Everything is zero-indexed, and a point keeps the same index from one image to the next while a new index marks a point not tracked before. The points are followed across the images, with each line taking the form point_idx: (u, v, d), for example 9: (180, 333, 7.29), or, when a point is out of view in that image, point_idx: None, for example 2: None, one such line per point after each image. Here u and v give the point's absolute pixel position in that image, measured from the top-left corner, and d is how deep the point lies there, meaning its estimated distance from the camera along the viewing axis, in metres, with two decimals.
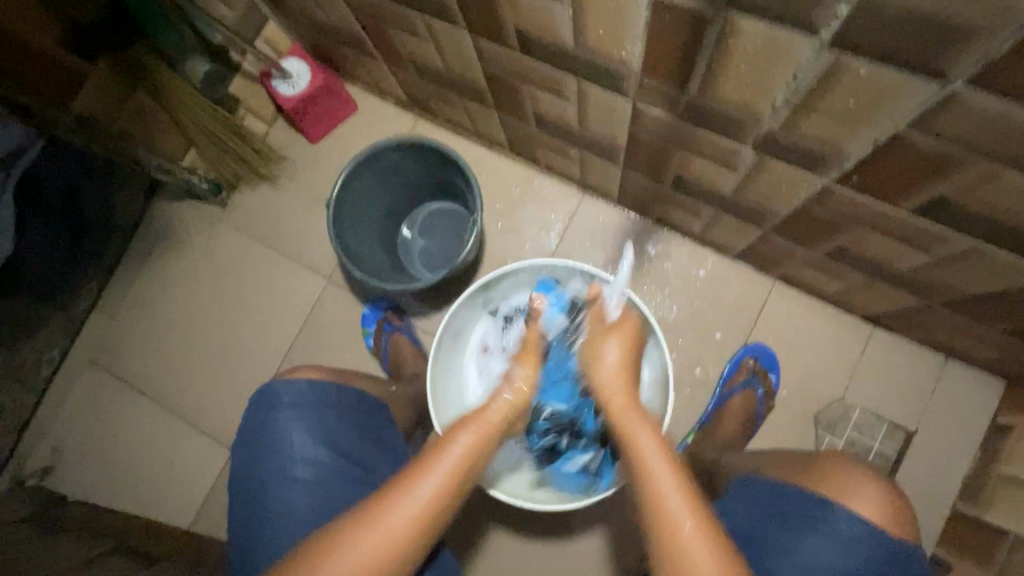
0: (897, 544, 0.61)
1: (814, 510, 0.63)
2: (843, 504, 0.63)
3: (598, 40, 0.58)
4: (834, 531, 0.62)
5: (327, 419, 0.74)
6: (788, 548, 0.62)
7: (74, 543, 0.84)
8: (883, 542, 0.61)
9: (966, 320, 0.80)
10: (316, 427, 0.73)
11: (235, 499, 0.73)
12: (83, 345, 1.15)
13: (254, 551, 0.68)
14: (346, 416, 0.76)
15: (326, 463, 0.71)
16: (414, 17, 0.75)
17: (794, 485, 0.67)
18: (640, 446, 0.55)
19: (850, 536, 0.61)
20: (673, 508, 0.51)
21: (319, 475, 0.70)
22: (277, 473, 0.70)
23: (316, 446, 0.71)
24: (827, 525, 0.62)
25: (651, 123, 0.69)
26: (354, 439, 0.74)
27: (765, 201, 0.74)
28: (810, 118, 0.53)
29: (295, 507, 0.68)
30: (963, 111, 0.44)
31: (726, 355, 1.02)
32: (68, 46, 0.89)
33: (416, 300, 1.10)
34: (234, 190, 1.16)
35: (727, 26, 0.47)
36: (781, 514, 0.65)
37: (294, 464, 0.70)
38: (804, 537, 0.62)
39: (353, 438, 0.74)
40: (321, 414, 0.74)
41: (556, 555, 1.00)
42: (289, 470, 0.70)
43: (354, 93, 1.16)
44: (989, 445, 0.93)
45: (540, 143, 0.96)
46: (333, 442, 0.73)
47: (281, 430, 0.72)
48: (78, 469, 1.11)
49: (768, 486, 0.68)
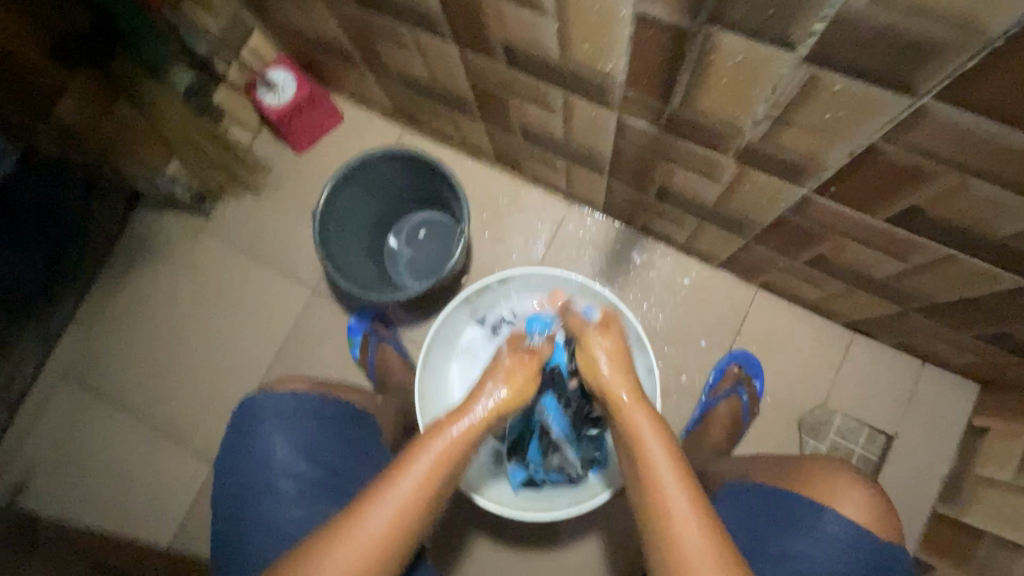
0: (877, 545, 0.63)
1: (806, 513, 0.65)
2: (833, 508, 0.65)
3: (584, 54, 0.59)
4: (823, 534, 0.64)
5: (312, 432, 0.73)
6: (780, 549, 0.64)
7: (47, 565, 0.81)
8: (864, 540, 0.63)
9: (941, 325, 0.83)
10: (300, 440, 0.72)
11: (217, 519, 0.71)
12: (58, 359, 1.13)
13: (239, 567, 0.66)
14: (332, 429, 0.74)
15: (311, 477, 0.70)
16: (402, 30, 0.76)
17: (783, 488, 0.69)
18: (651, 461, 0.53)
19: (833, 537, 0.63)
20: (673, 516, 0.51)
21: (303, 489, 0.69)
22: (261, 486, 0.69)
23: (301, 460, 0.70)
24: (816, 528, 0.64)
25: (636, 135, 0.70)
26: (340, 453, 0.73)
27: (747, 211, 0.76)
28: (790, 131, 0.55)
29: (278, 521, 0.67)
30: (933, 124, 0.46)
31: (711, 362, 1.03)
32: (50, 56, 0.88)
33: (402, 311, 1.10)
34: (219, 200, 1.15)
35: (710, 42, 0.48)
36: (770, 516, 0.67)
37: (279, 477, 0.69)
38: (791, 535, 0.64)
39: (338, 451, 0.73)
40: (306, 427, 0.73)
41: (544, 566, 1.00)
42: (272, 485, 0.69)
43: (340, 103, 1.16)
44: (966, 447, 0.95)
45: (527, 154, 0.97)
46: (318, 455, 0.72)
47: (265, 443, 0.71)
48: (52, 488, 1.08)
49: (760, 491, 0.70)
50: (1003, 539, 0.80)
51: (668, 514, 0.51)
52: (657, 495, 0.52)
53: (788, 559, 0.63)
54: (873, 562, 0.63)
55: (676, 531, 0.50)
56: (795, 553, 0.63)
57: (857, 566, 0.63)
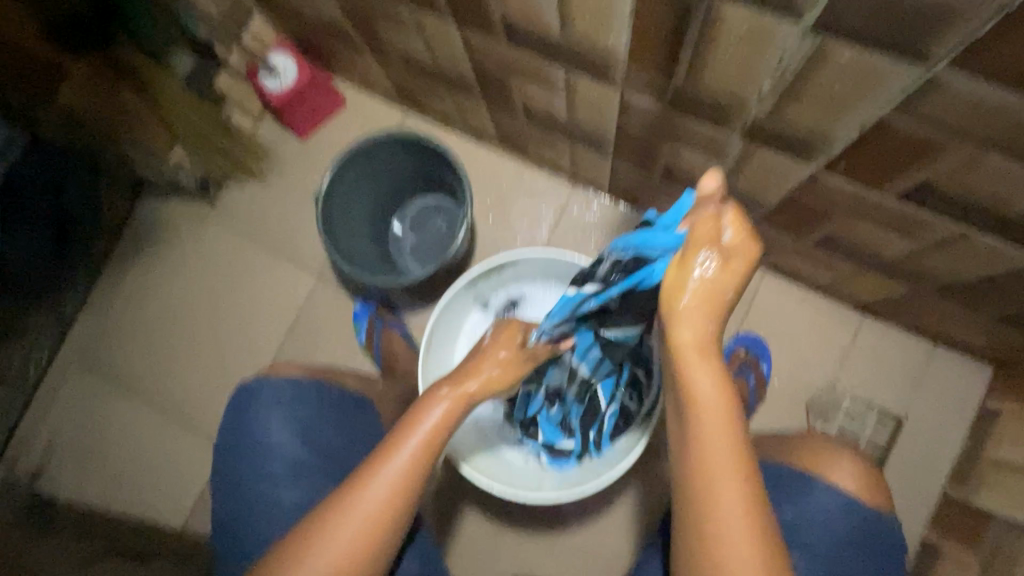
0: (873, 514, 0.67)
1: (799, 484, 0.68)
2: (827, 479, 0.68)
3: (586, 30, 0.58)
4: (815, 503, 0.67)
5: (307, 416, 0.73)
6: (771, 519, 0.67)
7: (65, 545, 0.84)
8: (859, 510, 0.67)
9: (955, 306, 0.81)
10: (296, 425, 0.72)
11: (218, 499, 0.72)
12: (71, 345, 1.14)
13: (241, 544, 0.68)
14: (327, 411, 0.75)
15: (306, 458, 0.71)
16: (402, 9, 0.75)
17: (775, 463, 0.71)
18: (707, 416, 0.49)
19: (830, 506, 0.67)
20: (718, 482, 0.49)
21: (299, 471, 0.70)
22: (260, 471, 0.70)
23: (294, 443, 0.71)
24: (807, 497, 0.67)
25: (640, 113, 0.69)
26: (334, 435, 0.73)
27: (755, 190, 0.74)
28: (796, 105, 0.53)
29: (279, 503, 0.69)
30: (946, 95, 0.45)
31: (718, 345, 1.02)
32: (51, 40, 0.87)
33: (407, 296, 1.10)
34: (223, 187, 1.15)
35: (713, 12, 0.47)
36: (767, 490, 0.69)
37: (277, 462, 0.70)
38: (788, 507, 0.67)
39: (335, 433, 0.73)
40: (301, 411, 0.73)
41: (549, 548, 1.00)
42: (269, 467, 0.70)
43: (342, 87, 1.15)
44: (977, 430, 0.94)
45: (531, 135, 0.96)
46: (314, 439, 0.72)
47: (260, 426, 0.71)
48: (68, 470, 1.10)
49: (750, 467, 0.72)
50: (1014, 523, 0.79)
51: (706, 454, 0.49)
52: (706, 449, 0.49)
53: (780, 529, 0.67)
54: (863, 529, 0.67)
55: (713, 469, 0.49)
56: (789, 522, 0.67)
57: (851, 533, 0.66)
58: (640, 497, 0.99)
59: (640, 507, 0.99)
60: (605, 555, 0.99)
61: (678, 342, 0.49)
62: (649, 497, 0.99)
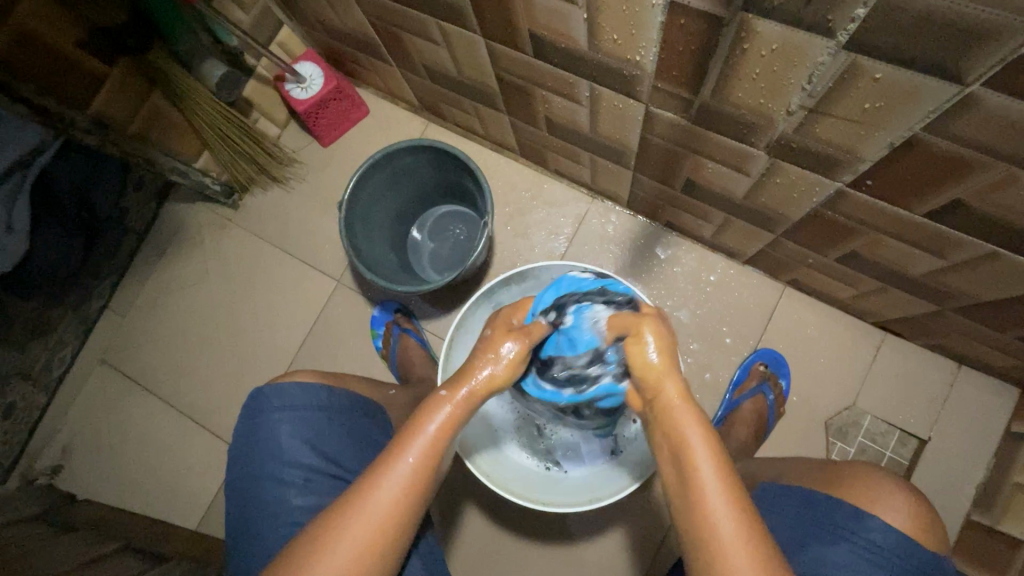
0: (925, 552, 0.60)
1: (848, 521, 0.62)
2: (871, 514, 0.62)
3: (614, 46, 0.58)
4: (865, 541, 0.61)
5: (316, 421, 0.73)
6: (813, 556, 0.61)
7: (83, 543, 0.84)
8: (914, 551, 0.60)
9: (980, 326, 0.80)
10: (304, 430, 0.72)
11: (230, 506, 0.72)
12: (93, 344, 1.17)
13: (249, 551, 0.67)
14: (338, 420, 0.74)
15: (315, 466, 0.70)
16: (429, 22, 0.76)
17: (823, 494, 0.66)
18: (694, 455, 0.50)
19: (884, 546, 0.60)
20: (718, 525, 0.47)
21: (308, 477, 0.70)
22: (266, 475, 0.70)
23: (304, 449, 0.71)
24: (855, 534, 0.61)
25: (665, 127, 0.69)
26: (344, 443, 0.73)
27: (778, 206, 0.74)
28: (825, 121, 0.53)
29: (286, 508, 0.68)
30: (980, 113, 0.44)
31: (737, 360, 1.01)
32: (87, 49, 0.88)
33: (425, 303, 1.11)
34: (246, 191, 1.18)
35: (745, 30, 0.47)
36: (810, 521, 0.64)
37: (285, 466, 0.70)
38: (832, 544, 0.61)
39: (341, 441, 0.73)
40: (311, 417, 0.73)
41: (562, 562, 0.99)
42: (278, 473, 0.70)
43: (365, 96, 1.17)
44: (1004, 453, 0.92)
45: (552, 147, 0.96)
46: (323, 445, 0.72)
47: (269, 432, 0.72)
48: (86, 468, 1.12)
49: (796, 497, 0.67)
50: None
51: (704, 506, 0.48)
52: (700, 496, 0.49)
53: (825, 570, 0.60)
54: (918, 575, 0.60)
55: (712, 513, 0.48)
56: (835, 563, 0.60)
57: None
58: (652, 512, 0.98)
59: (653, 521, 0.98)
60: (619, 570, 0.98)
61: (663, 399, 0.54)
62: (662, 513, 0.98)
